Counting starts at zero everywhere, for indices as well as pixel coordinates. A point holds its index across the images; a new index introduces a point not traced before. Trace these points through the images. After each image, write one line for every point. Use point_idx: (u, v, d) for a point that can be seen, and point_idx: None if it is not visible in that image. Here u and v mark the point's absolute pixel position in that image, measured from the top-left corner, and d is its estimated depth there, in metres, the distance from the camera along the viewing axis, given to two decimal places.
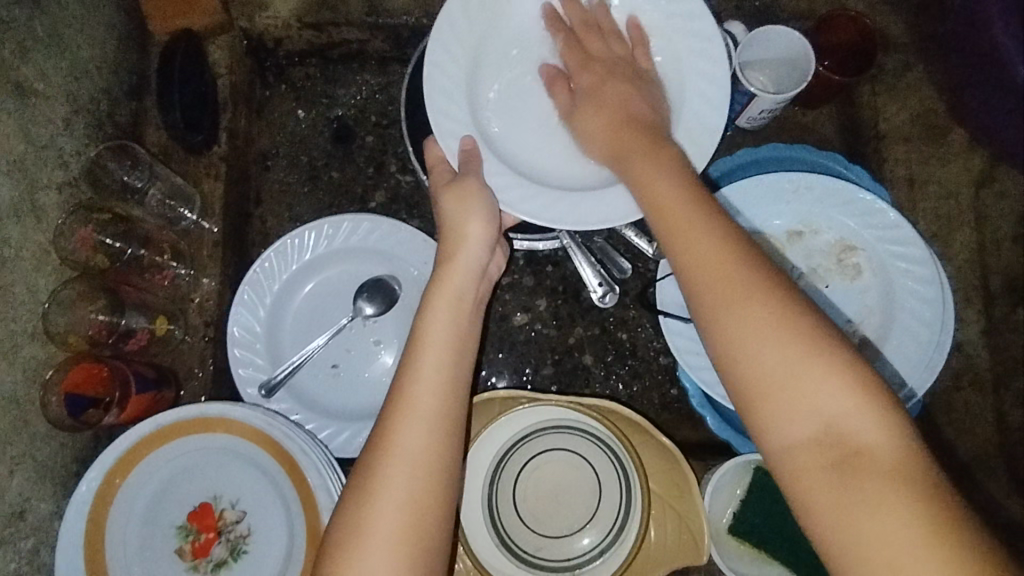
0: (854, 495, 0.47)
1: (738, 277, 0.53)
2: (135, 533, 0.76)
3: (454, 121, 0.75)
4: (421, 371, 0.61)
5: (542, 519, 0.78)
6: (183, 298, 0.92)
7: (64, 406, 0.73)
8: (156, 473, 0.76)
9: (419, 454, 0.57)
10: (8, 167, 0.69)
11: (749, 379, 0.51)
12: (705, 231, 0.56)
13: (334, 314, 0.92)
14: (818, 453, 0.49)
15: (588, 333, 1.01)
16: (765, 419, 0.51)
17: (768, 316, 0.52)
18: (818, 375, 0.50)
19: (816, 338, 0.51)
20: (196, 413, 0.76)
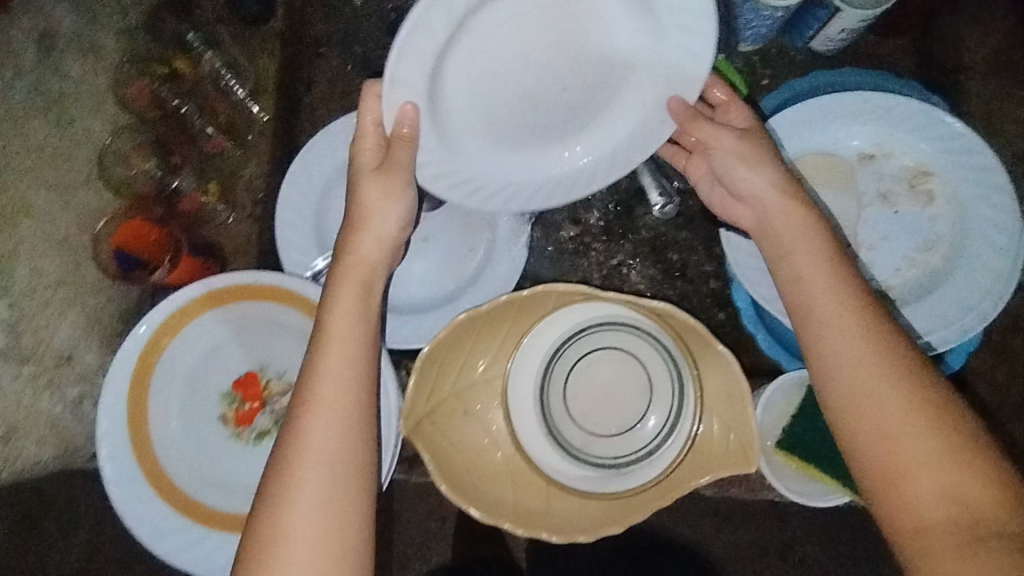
0: (950, 547, 0.54)
1: (874, 344, 0.60)
2: (179, 394, 0.76)
3: (412, 82, 0.63)
4: (326, 376, 0.61)
5: (590, 416, 0.78)
6: (232, 173, 0.86)
7: (114, 258, 0.73)
8: (203, 337, 0.76)
9: (327, 451, 0.58)
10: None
11: (868, 436, 0.59)
12: (851, 299, 0.63)
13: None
14: (926, 506, 0.56)
15: (638, 251, 0.99)
16: (877, 473, 0.58)
17: (891, 381, 0.59)
18: (934, 443, 0.57)
19: (933, 406, 0.58)
20: (244, 279, 0.75)
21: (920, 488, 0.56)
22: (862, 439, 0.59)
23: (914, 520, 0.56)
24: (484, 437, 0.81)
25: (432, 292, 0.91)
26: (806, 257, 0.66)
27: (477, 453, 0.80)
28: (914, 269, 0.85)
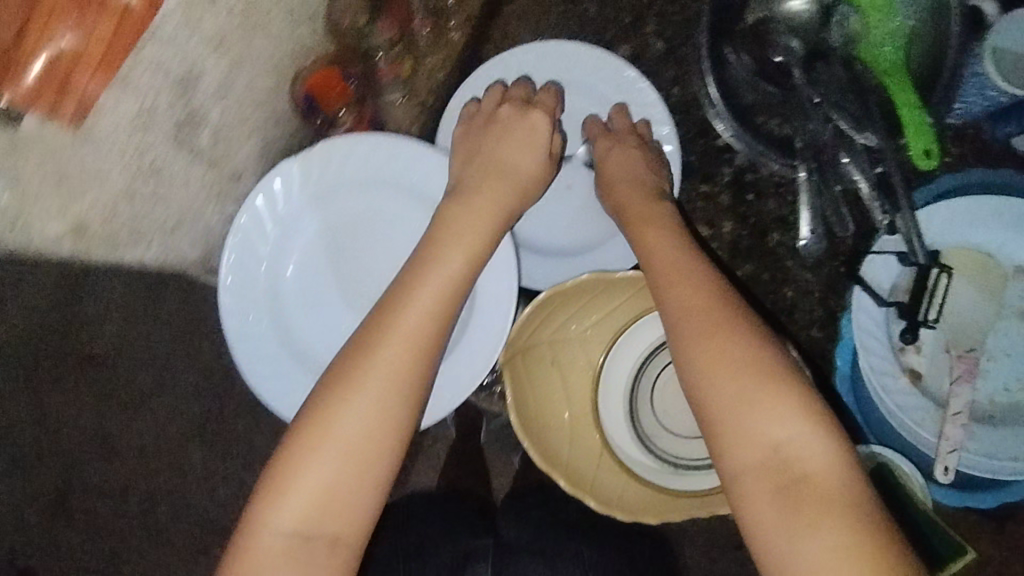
0: (782, 490, 0.50)
1: (715, 305, 0.60)
2: (297, 251, 0.77)
3: (241, 319, 0.75)
4: (412, 297, 0.60)
5: (668, 412, 0.83)
6: (419, 61, 0.88)
7: (302, 96, 0.76)
8: (333, 200, 0.77)
9: (437, 287, 0.62)
10: None
11: (702, 389, 0.56)
12: (690, 273, 0.63)
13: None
14: (762, 458, 0.52)
15: (756, 275, 0.99)
16: (717, 423, 0.54)
17: (725, 335, 0.57)
18: (771, 396, 0.53)
19: (768, 371, 0.54)
20: (383, 152, 0.76)
21: (756, 452, 0.52)
22: (704, 396, 0.55)
23: (748, 481, 0.52)
24: (561, 390, 0.85)
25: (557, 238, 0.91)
26: (675, 258, 0.66)
27: (549, 404, 0.84)
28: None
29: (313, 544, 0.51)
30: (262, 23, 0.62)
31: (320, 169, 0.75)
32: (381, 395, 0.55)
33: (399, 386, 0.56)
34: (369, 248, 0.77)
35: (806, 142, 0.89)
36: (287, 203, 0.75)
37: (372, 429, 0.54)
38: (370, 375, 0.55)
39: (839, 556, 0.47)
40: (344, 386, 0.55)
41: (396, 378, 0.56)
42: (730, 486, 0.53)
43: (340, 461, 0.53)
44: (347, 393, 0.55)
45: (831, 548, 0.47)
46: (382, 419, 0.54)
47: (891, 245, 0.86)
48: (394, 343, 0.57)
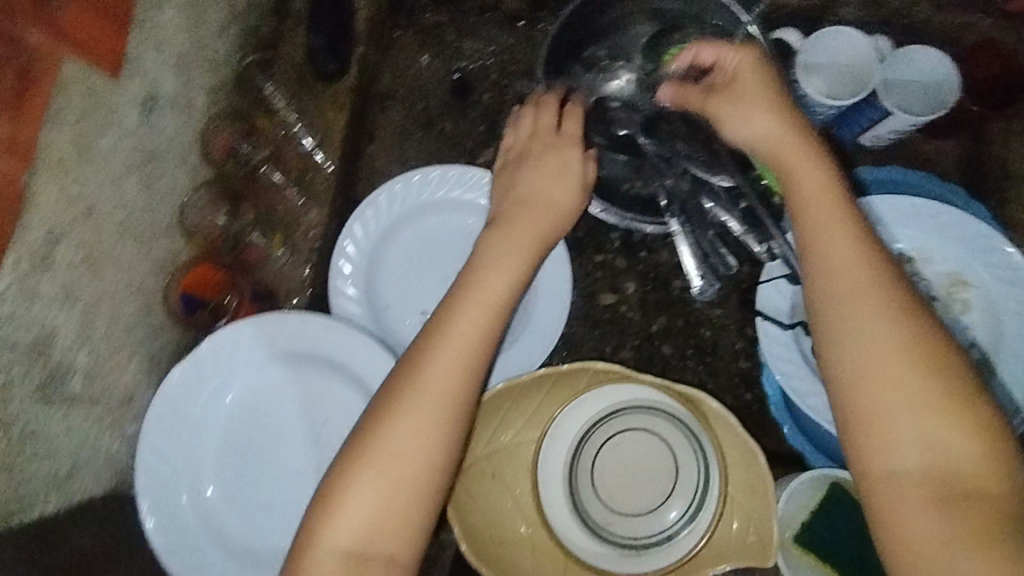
0: (910, 410, 0.53)
1: (873, 292, 0.57)
2: (211, 444, 0.78)
3: (170, 531, 0.75)
4: (437, 357, 0.61)
5: (616, 494, 0.80)
6: (293, 222, 0.90)
7: (179, 302, 0.76)
8: (233, 386, 0.78)
9: (490, 301, 0.65)
10: (193, 48, 0.73)
11: (832, 276, 0.58)
12: (840, 232, 0.59)
13: (437, 261, 0.94)
14: (913, 386, 0.53)
15: (672, 324, 1.01)
16: (837, 340, 0.57)
17: (898, 333, 0.55)
18: (900, 321, 0.55)
19: (964, 391, 0.53)
20: (268, 327, 0.77)
21: (915, 458, 0.53)
22: (835, 276, 0.58)
23: (901, 489, 0.53)
24: (509, 501, 0.83)
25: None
26: (815, 213, 0.61)
27: (501, 518, 0.82)
28: None
29: (369, 562, 0.55)
30: (109, 263, 0.65)
31: (212, 361, 0.77)
32: (433, 416, 0.59)
33: (453, 406, 0.59)
34: (281, 420, 0.78)
35: (669, 197, 0.94)
36: (188, 404, 0.76)
37: (392, 497, 0.57)
38: (428, 381, 0.60)
39: (973, 477, 0.52)
40: (419, 359, 0.60)
41: (450, 403, 0.59)
42: (845, 399, 0.56)
43: (396, 480, 0.57)
44: (416, 364, 0.60)
45: (958, 464, 0.52)
46: (418, 485, 0.57)
47: (778, 270, 0.89)
48: (449, 362, 0.61)
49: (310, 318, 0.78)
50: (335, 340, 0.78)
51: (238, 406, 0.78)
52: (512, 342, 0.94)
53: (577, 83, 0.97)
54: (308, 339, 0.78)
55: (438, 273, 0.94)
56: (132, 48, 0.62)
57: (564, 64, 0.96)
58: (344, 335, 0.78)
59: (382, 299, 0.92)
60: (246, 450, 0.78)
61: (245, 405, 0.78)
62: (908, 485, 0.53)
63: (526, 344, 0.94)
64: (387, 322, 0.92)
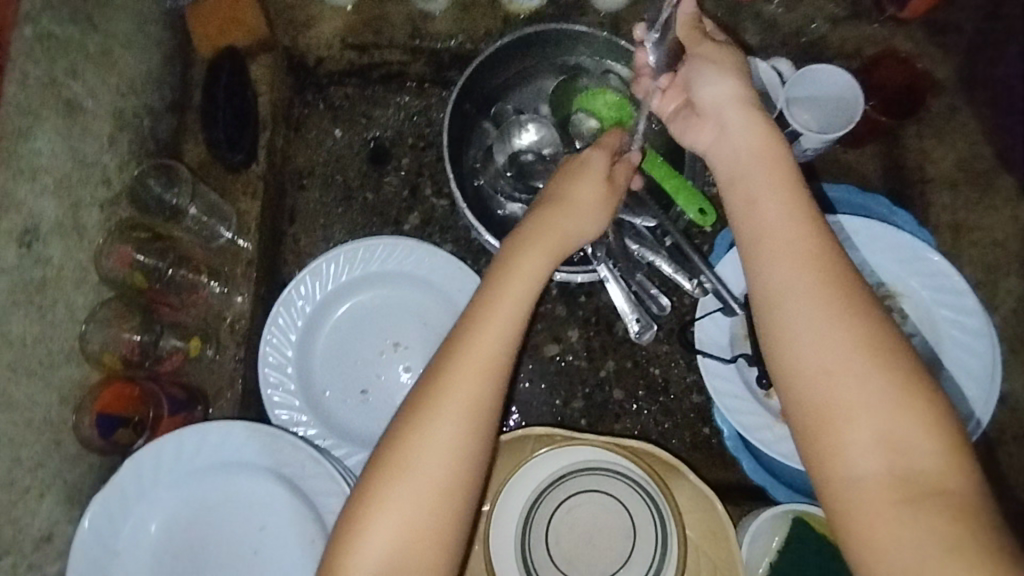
0: (876, 410, 0.50)
1: (823, 288, 0.54)
2: (144, 573, 0.74)
3: None
4: (453, 372, 0.58)
5: (574, 563, 0.77)
6: (215, 318, 0.89)
7: (97, 426, 0.73)
8: (161, 508, 0.74)
9: (511, 310, 0.61)
10: (78, 166, 0.72)
11: (776, 280, 0.55)
12: (791, 226, 0.57)
13: (370, 338, 0.92)
14: (866, 385, 0.51)
15: (620, 367, 0.99)
16: (791, 340, 0.53)
17: (842, 332, 0.52)
18: (854, 317, 0.53)
19: (915, 386, 0.51)
20: (193, 441, 0.74)
21: (872, 459, 0.50)
22: (779, 279, 0.55)
23: (861, 491, 0.50)
24: None
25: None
26: (768, 213, 0.58)
27: None
28: None
29: None
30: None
31: (134, 487, 0.73)
32: (461, 421, 0.57)
33: (483, 420, 0.57)
34: (216, 536, 0.75)
35: (596, 242, 0.89)
36: (114, 535, 0.72)
37: (422, 524, 0.55)
38: (458, 391, 0.57)
39: (935, 478, 0.49)
40: (450, 364, 0.58)
41: (479, 404, 0.58)
42: (804, 401, 0.52)
43: (428, 492, 0.56)
44: (447, 369, 0.58)
45: (918, 463, 0.49)
46: (437, 511, 0.56)
47: (711, 304, 0.88)
48: (479, 355, 0.58)
49: (234, 426, 0.75)
50: (263, 445, 0.75)
51: (169, 529, 0.74)
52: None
53: (486, 141, 0.98)
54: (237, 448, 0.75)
55: (372, 350, 0.92)
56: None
57: (471, 124, 0.97)
58: (273, 438, 0.75)
59: (316, 385, 0.90)
60: (183, 575, 0.74)
61: (176, 526, 0.74)
62: (872, 491, 0.50)
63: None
64: (324, 409, 0.89)
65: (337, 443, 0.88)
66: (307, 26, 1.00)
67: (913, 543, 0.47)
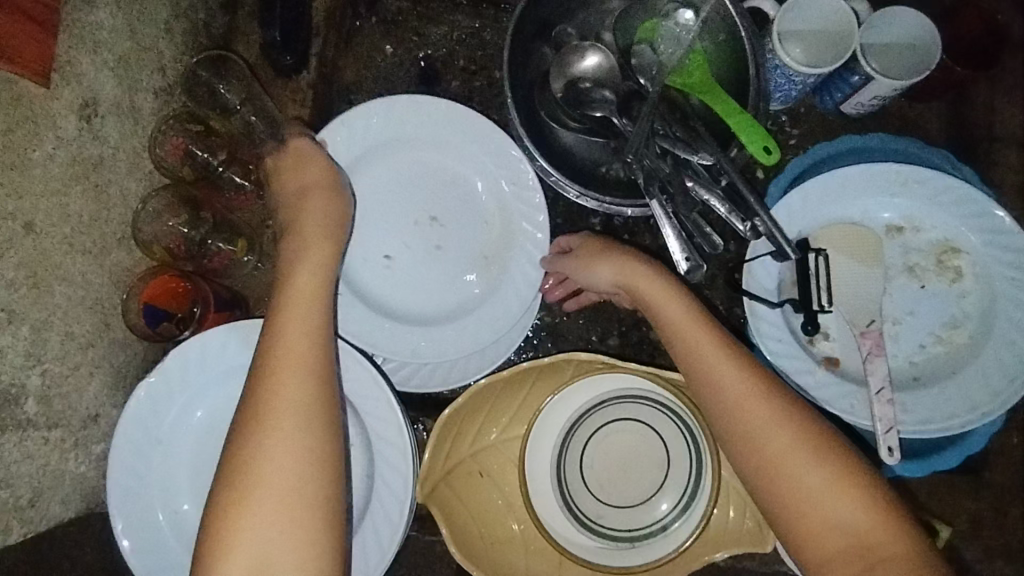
0: (823, 496, 0.58)
1: (756, 407, 0.62)
2: (186, 460, 0.75)
3: (150, 552, 0.72)
4: (284, 353, 0.58)
5: (606, 487, 0.78)
6: (260, 225, 0.88)
7: (142, 315, 0.73)
8: (206, 399, 0.75)
9: (315, 289, 0.62)
10: (137, 48, 0.70)
11: (712, 381, 0.65)
12: (718, 353, 0.66)
13: (406, 203, 0.87)
14: (810, 478, 0.59)
15: None
16: (744, 451, 0.61)
17: (782, 443, 0.60)
18: (777, 409, 0.62)
19: (848, 469, 0.59)
20: (236, 335, 0.74)
21: (832, 540, 0.57)
22: (720, 383, 0.64)
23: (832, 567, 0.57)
24: (497, 501, 0.81)
25: (440, 306, 0.87)
26: (695, 344, 0.67)
27: (492, 518, 0.80)
28: (940, 346, 0.83)
29: None
30: (57, 277, 0.62)
31: (179, 375, 0.74)
32: (300, 414, 0.56)
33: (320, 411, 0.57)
34: None
35: (648, 176, 0.87)
36: (160, 420, 0.73)
37: (283, 528, 0.53)
38: (283, 439, 0.55)
39: (887, 547, 0.56)
40: (268, 410, 0.55)
41: (326, 456, 0.56)
42: (768, 485, 0.60)
43: (288, 486, 0.54)
44: (267, 432, 0.55)
45: (860, 525, 0.57)
46: (294, 510, 0.53)
47: (762, 247, 0.85)
48: (293, 409, 0.56)
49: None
50: None
51: (212, 419, 0.75)
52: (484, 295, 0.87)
53: (544, 64, 0.95)
54: None
55: (404, 219, 0.87)
56: (61, 52, 0.60)
57: (531, 46, 0.94)
58: None
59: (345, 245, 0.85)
60: None
61: (219, 418, 0.75)
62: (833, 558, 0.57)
63: (499, 298, 0.87)
64: (351, 269, 0.85)
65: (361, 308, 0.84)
66: None
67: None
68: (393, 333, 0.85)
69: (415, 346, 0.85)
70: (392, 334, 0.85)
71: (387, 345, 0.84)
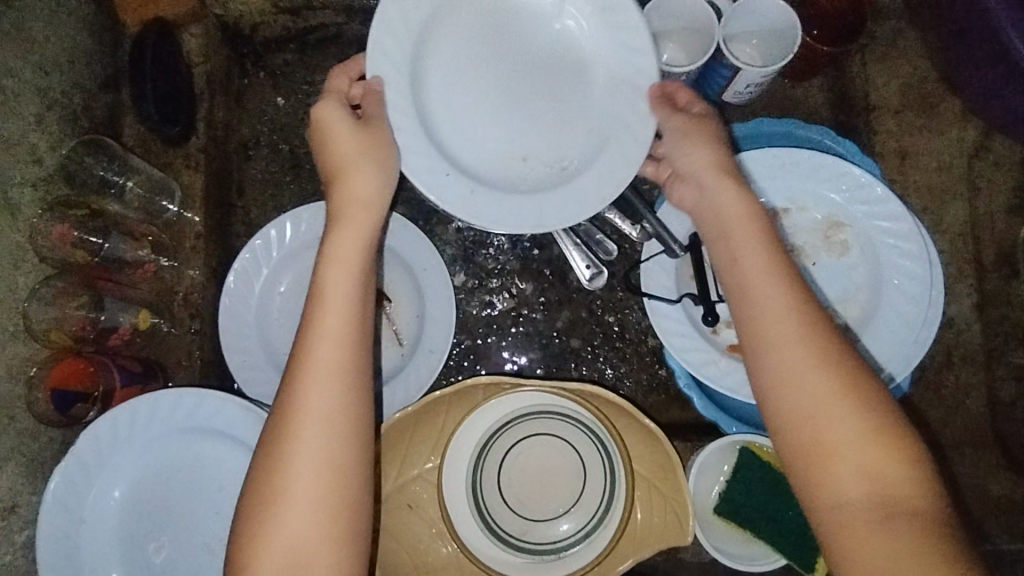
0: (855, 434, 0.55)
1: (799, 324, 0.59)
2: (114, 533, 0.76)
3: None
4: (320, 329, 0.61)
5: (527, 503, 0.79)
6: (167, 291, 0.92)
7: (51, 401, 0.74)
8: (123, 472, 0.76)
9: (344, 267, 0.64)
10: (4, 148, 0.72)
11: (748, 285, 0.62)
12: (757, 249, 0.64)
13: (492, 45, 0.73)
14: (839, 415, 0.56)
15: (576, 316, 0.99)
16: (763, 359, 0.60)
17: (818, 369, 0.57)
18: (842, 374, 0.57)
19: (875, 413, 0.56)
20: (149, 407, 0.76)
21: (848, 478, 0.55)
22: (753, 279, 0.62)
23: (843, 502, 0.55)
24: (428, 530, 0.82)
25: (540, 167, 0.74)
26: (747, 248, 0.64)
27: (425, 546, 0.82)
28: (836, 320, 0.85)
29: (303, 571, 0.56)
30: None
31: (96, 453, 0.75)
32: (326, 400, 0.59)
33: (347, 401, 0.60)
34: (178, 498, 0.78)
35: None
36: (85, 497, 0.75)
37: (308, 515, 0.57)
38: (313, 421, 0.58)
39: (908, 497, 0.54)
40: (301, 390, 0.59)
41: (343, 444, 0.59)
42: (791, 406, 0.58)
43: (313, 474, 0.58)
44: (297, 414, 0.59)
45: (880, 469, 0.54)
46: (325, 492, 0.57)
47: (656, 247, 0.88)
48: (325, 389, 0.59)
49: (187, 391, 0.77)
50: (220, 409, 0.78)
51: (134, 490, 0.77)
52: (577, 157, 0.74)
53: None
54: (194, 416, 0.77)
55: (501, 84, 0.73)
56: None
57: None
58: (221, 404, 0.78)
59: (442, 132, 0.73)
60: (152, 534, 0.77)
61: (141, 489, 0.77)
62: (854, 499, 0.54)
63: (611, 156, 0.72)
64: (424, 108, 0.72)
65: (423, 145, 0.71)
66: None
67: (902, 551, 0.51)
68: (436, 170, 0.71)
69: (516, 209, 0.72)
70: (472, 186, 0.72)
71: (490, 207, 0.72)
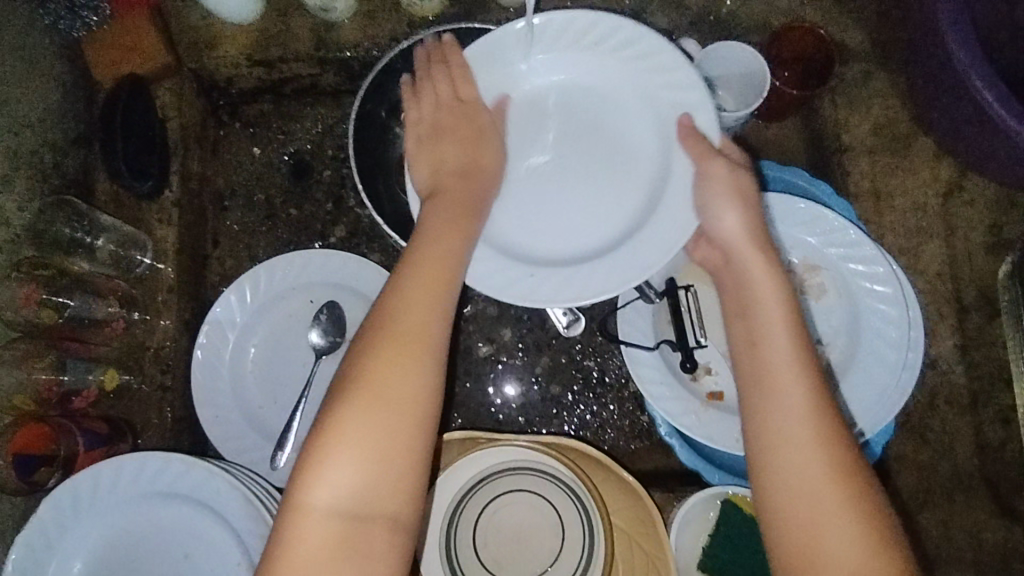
0: (845, 540, 0.52)
1: (807, 425, 0.55)
2: None
3: None
4: (405, 327, 0.58)
5: (503, 563, 0.76)
6: (138, 347, 0.90)
7: (12, 468, 0.72)
8: (83, 540, 0.74)
9: (440, 278, 0.61)
10: None
11: (762, 367, 0.59)
12: (780, 337, 0.60)
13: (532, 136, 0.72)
14: (839, 526, 0.52)
15: (555, 362, 0.98)
16: (766, 451, 0.56)
17: (812, 470, 0.54)
18: (840, 478, 0.54)
19: (866, 522, 0.53)
20: (109, 471, 0.74)
21: None
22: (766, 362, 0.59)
23: None
24: None
25: (591, 238, 0.71)
26: (774, 328, 0.61)
27: None
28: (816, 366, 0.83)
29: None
30: None
31: (54, 522, 0.73)
32: (399, 410, 0.55)
33: (422, 418, 0.56)
34: (139, 565, 0.75)
35: None
36: (43, 569, 0.72)
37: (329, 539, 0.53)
38: (384, 421, 0.55)
39: None
40: (374, 385, 0.56)
41: (402, 468, 0.55)
42: (781, 499, 0.54)
43: (349, 495, 0.53)
44: (362, 411, 0.55)
45: None
46: (362, 520, 0.53)
47: (631, 293, 0.87)
48: (403, 400, 0.56)
49: (149, 455, 0.75)
50: (185, 474, 0.75)
51: (95, 559, 0.74)
52: (645, 220, 0.69)
53: (399, 146, 0.97)
54: (157, 480, 0.75)
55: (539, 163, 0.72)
56: None
57: (384, 130, 0.97)
58: (184, 468, 0.75)
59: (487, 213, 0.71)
60: None
61: (101, 558, 0.74)
62: None
63: (685, 186, 0.68)
64: None
65: (490, 252, 0.70)
66: (211, 46, 0.95)
67: None
68: (514, 272, 0.70)
69: (610, 275, 0.69)
70: (552, 274, 0.70)
71: (579, 283, 0.69)
